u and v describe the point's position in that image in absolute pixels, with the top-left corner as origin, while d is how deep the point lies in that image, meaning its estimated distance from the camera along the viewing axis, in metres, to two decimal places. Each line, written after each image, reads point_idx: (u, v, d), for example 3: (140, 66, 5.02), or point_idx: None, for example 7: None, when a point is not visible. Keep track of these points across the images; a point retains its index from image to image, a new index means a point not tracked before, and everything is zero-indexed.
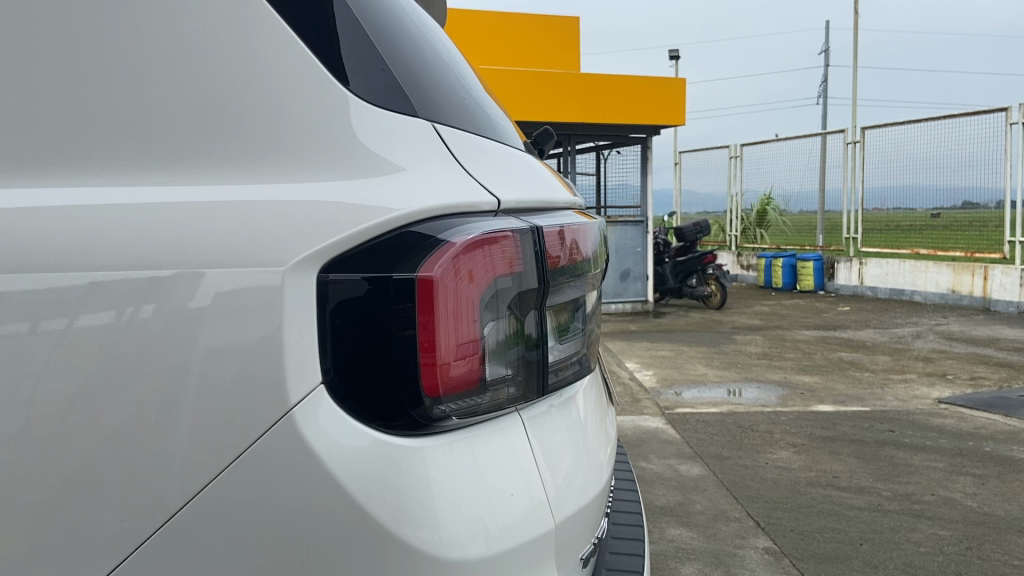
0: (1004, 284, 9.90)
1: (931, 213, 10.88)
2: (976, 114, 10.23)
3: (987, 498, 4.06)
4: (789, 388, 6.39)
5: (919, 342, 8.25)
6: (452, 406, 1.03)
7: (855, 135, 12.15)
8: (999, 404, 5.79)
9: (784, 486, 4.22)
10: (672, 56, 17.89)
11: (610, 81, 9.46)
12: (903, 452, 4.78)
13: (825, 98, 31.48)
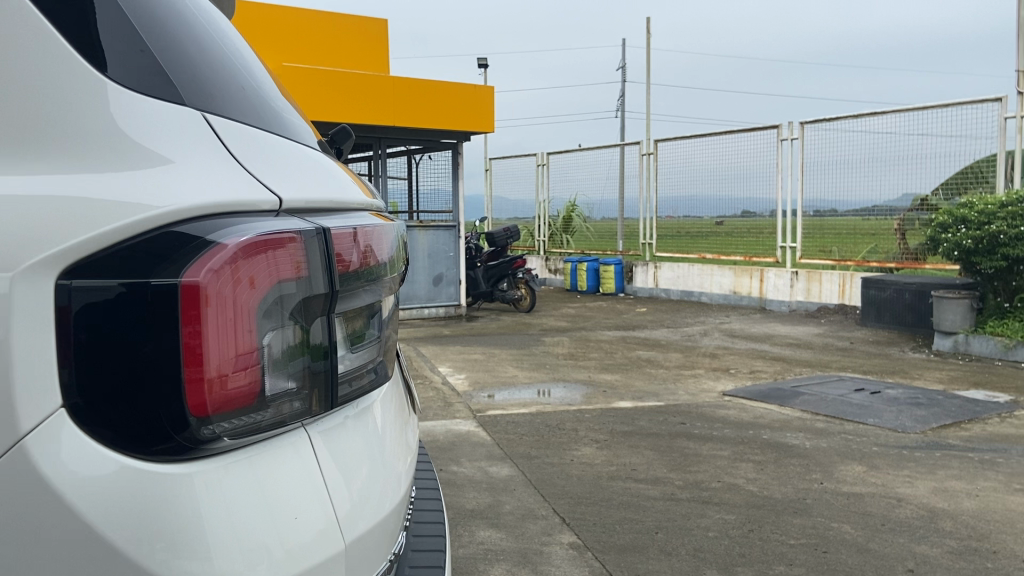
0: (777, 286, 11.05)
1: (716, 220, 11.91)
2: (753, 131, 11.27)
3: (765, 482, 4.45)
4: (592, 387, 6.68)
5: (707, 339, 8.95)
6: (223, 426, 0.95)
7: (649, 147, 12.97)
8: (773, 395, 6.40)
9: (588, 482, 4.39)
10: (481, 64, 18.21)
11: (419, 85, 9.44)
12: (693, 442, 5.15)
13: (623, 115, 33.52)
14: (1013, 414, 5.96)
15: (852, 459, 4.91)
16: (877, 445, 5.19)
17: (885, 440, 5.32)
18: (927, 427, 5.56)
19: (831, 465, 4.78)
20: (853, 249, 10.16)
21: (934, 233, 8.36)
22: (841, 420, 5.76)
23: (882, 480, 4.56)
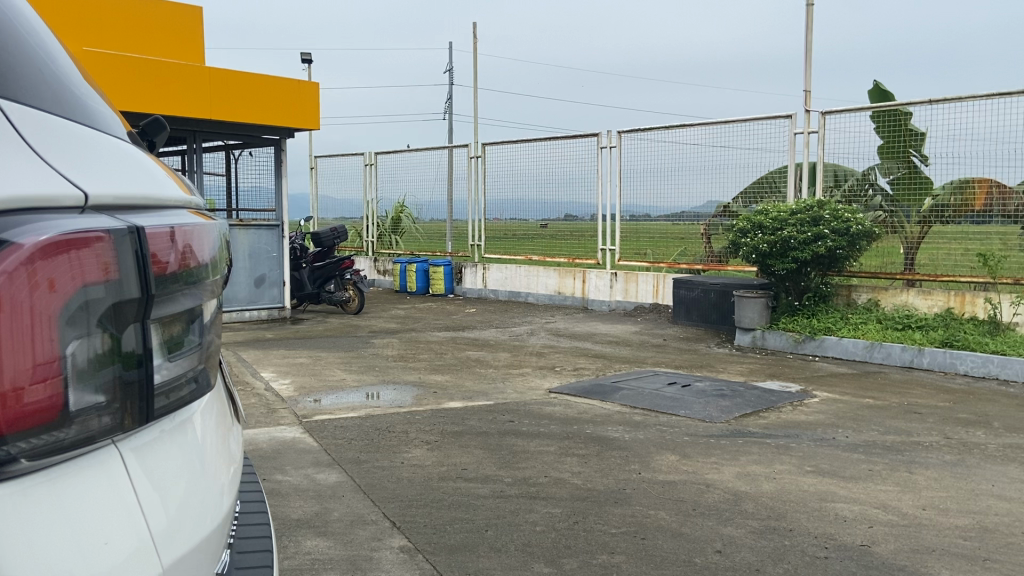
0: (597, 286, 11.60)
1: (540, 224, 12.20)
2: (576, 138, 11.73)
3: (589, 475, 4.65)
4: (422, 388, 6.66)
5: (533, 338, 9.21)
6: (20, 446, 0.85)
7: (477, 150, 13.15)
8: (595, 390, 6.70)
9: (417, 484, 4.37)
10: (304, 59, 17.61)
11: (239, 78, 9.00)
12: (521, 440, 5.27)
13: (451, 115, 33.70)
14: (803, 402, 6.61)
15: (667, 449, 5.23)
16: (688, 435, 5.57)
17: (695, 430, 5.72)
18: (731, 417, 6.04)
19: (648, 455, 5.07)
20: (665, 251, 10.84)
21: (736, 237, 9.10)
22: (656, 412, 6.12)
23: (694, 468, 4.90)
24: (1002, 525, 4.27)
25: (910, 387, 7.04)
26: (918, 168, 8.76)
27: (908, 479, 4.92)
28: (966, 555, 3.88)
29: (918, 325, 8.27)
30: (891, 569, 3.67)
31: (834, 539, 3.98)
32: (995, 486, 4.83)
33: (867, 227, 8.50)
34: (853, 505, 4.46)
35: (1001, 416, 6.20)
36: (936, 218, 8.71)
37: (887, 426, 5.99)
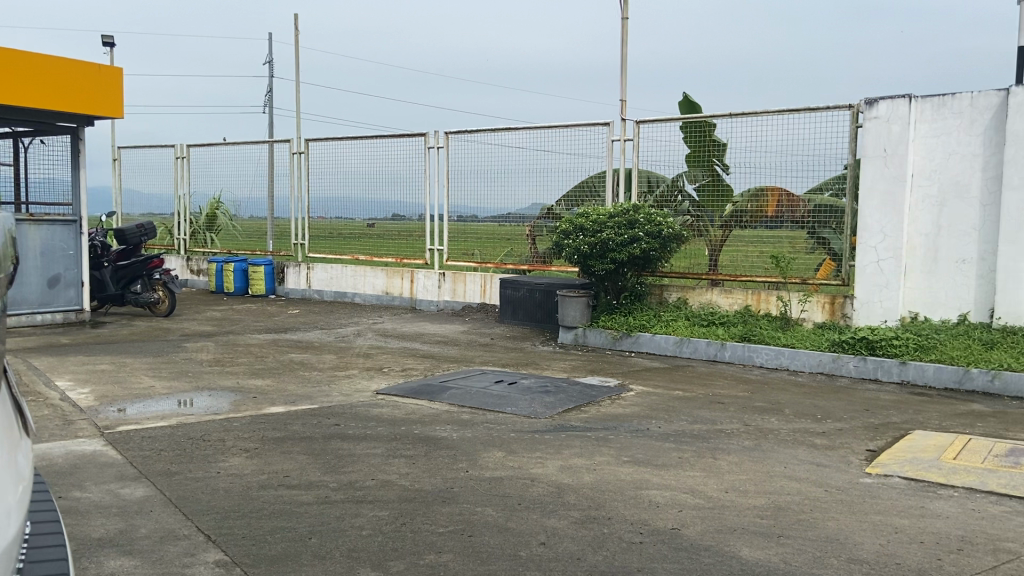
0: (426, 286, 11.67)
1: (367, 223, 11.92)
2: (403, 138, 11.66)
3: (416, 475, 4.63)
4: (241, 393, 6.35)
5: (359, 339, 9.05)
6: None
7: (299, 146, 12.69)
8: (423, 391, 6.68)
9: (235, 494, 4.16)
10: (106, 41, 16.23)
11: (31, 59, 8.14)
12: (347, 443, 5.16)
13: (271, 110, 32.48)
14: (620, 396, 6.96)
15: (493, 446, 5.32)
16: (514, 431, 5.70)
17: (521, 426, 5.86)
18: (554, 412, 6.25)
19: (475, 453, 5.13)
20: (492, 252, 10.98)
21: (559, 239, 9.42)
22: (483, 411, 6.21)
23: (519, 463, 5.02)
24: (792, 503, 4.73)
25: (715, 379, 7.63)
26: (721, 176, 9.40)
27: (713, 465, 5.33)
28: (762, 533, 4.27)
29: (721, 321, 8.97)
30: (699, 550, 3.97)
31: (649, 525, 4.24)
32: (786, 467, 5.34)
33: (677, 230, 9.11)
34: (666, 492, 4.77)
35: (791, 403, 6.86)
36: (735, 223, 9.45)
37: (695, 416, 6.45)
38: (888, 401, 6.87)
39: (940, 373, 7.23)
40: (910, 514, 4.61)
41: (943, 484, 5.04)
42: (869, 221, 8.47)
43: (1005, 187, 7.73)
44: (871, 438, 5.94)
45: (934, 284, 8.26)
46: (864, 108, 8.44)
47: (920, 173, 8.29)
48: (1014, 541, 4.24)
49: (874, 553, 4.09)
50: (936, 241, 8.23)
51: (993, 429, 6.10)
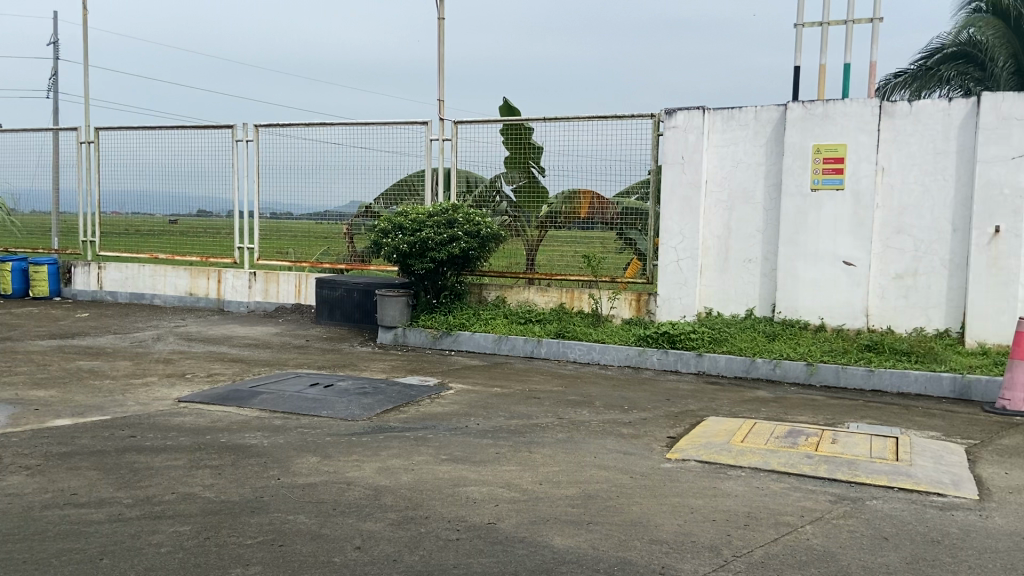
0: (234, 286, 11.12)
1: (168, 219, 11.15)
2: (209, 129, 11.04)
3: (223, 486, 4.39)
4: (20, 406, 5.72)
5: (160, 344, 8.45)
6: None
7: (88, 135, 11.65)
8: (231, 397, 6.36)
9: (12, 516, 3.75)
10: None
11: None
12: (145, 456, 4.80)
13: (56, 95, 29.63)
14: (439, 395, 6.99)
15: (306, 451, 5.16)
16: (329, 435, 5.57)
17: (336, 429, 5.74)
18: (371, 414, 6.16)
19: (286, 460, 4.95)
20: (307, 250, 10.68)
21: (377, 238, 9.30)
22: (296, 415, 6.01)
23: (334, 467, 4.91)
24: (601, 491, 4.98)
25: (531, 375, 7.86)
26: (536, 178, 9.68)
27: (528, 458, 5.49)
28: (572, 521, 4.46)
29: (537, 319, 9.28)
30: (513, 542, 4.08)
31: (465, 521, 4.30)
32: (595, 457, 5.61)
33: (495, 230, 9.31)
34: (482, 487, 4.85)
35: (601, 395, 7.21)
36: (550, 223, 9.78)
37: (511, 411, 6.61)
38: (687, 391, 7.40)
39: (731, 363, 7.89)
40: (704, 494, 5.00)
41: (733, 465, 5.50)
42: (669, 224, 9.08)
43: (784, 194, 8.57)
44: (672, 426, 6.37)
45: (726, 281, 9.01)
46: (664, 117, 9.03)
47: (713, 179, 9.00)
48: (791, 514, 4.72)
49: (673, 533, 4.40)
50: (727, 242, 8.98)
51: (775, 412, 6.74)
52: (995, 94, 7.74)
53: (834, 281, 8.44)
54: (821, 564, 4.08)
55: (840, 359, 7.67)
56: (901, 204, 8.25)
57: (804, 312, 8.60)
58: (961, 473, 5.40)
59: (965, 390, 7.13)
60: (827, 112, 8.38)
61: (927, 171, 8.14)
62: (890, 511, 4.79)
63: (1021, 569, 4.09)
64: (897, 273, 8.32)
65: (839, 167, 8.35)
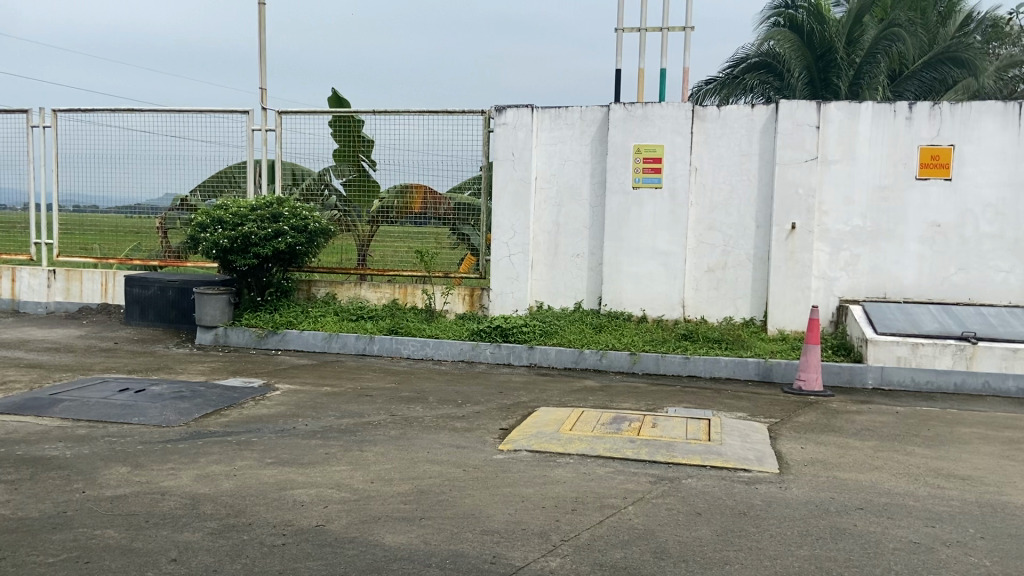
0: (31, 286, 10.12)
1: None
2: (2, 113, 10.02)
3: (20, 502, 4.04)
4: None
5: None
6: None
7: None
8: (28, 406, 5.79)
9: None
10: None
11: None
12: None
13: None
14: (264, 396, 6.70)
15: (116, 462, 4.79)
16: (142, 443, 5.20)
17: (150, 437, 5.36)
18: (189, 419, 5.81)
19: (93, 471, 4.58)
20: (115, 246, 9.93)
21: (195, 232, 8.77)
22: (103, 424, 5.56)
23: (147, 477, 4.59)
24: (433, 486, 4.97)
25: (362, 373, 7.71)
26: (367, 172, 9.56)
27: (359, 457, 5.38)
28: (404, 518, 4.42)
29: (369, 315, 9.12)
30: (343, 543, 3.99)
31: (292, 525, 4.15)
32: (428, 452, 5.60)
33: (323, 225, 9.06)
34: (311, 489, 4.70)
35: (434, 391, 7.21)
36: (383, 218, 9.69)
37: (342, 410, 6.45)
38: (518, 383, 7.56)
39: (560, 355, 8.14)
40: (534, 483, 5.12)
41: (561, 453, 5.67)
42: (501, 219, 9.23)
43: (608, 191, 8.94)
44: (503, 418, 6.47)
45: (555, 276, 9.29)
46: (494, 114, 9.16)
47: (542, 176, 9.25)
48: (615, 497, 4.94)
49: (504, 523, 4.47)
50: (556, 238, 9.26)
51: (601, 401, 7.03)
52: (791, 103, 8.49)
53: (654, 274, 8.92)
54: (642, 542, 4.30)
55: (660, 348, 8.13)
56: (712, 202, 8.86)
57: (627, 304, 9.02)
58: (764, 450, 5.88)
59: (768, 373, 7.77)
60: (646, 114, 8.83)
61: (734, 171, 8.79)
62: (703, 488, 5.13)
63: (813, 533, 4.52)
64: (709, 266, 8.93)
65: (657, 166, 8.83)
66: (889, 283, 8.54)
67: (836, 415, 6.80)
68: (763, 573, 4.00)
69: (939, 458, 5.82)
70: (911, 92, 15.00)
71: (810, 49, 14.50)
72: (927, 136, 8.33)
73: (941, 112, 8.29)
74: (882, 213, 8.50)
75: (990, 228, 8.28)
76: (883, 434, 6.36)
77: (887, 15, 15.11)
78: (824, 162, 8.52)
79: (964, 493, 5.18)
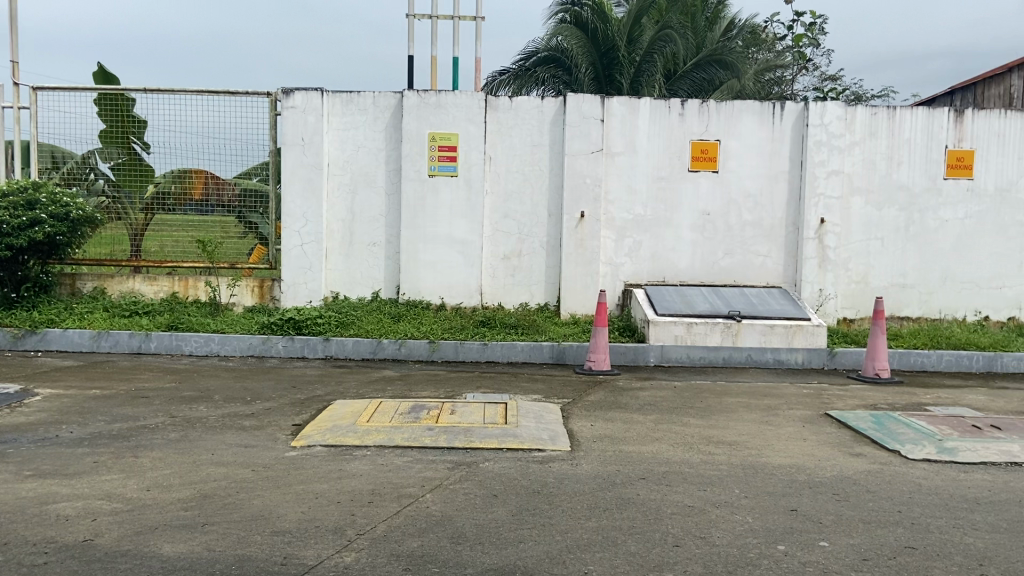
0: None
1: None
2: None
3: None
4: None
5: None
6: None
7: None
8: None
9: None
10: None
11: None
12: None
13: None
14: (21, 402, 5.98)
15: None
16: None
17: None
18: None
19: None
20: None
21: None
22: None
23: None
24: (218, 489, 4.66)
25: (138, 373, 7.10)
26: (138, 155, 8.84)
27: (134, 463, 4.94)
28: (185, 525, 4.11)
29: (145, 310, 8.40)
30: (114, 558, 3.65)
31: (53, 543, 3.73)
32: (213, 454, 5.25)
33: (88, 213, 8.23)
34: (77, 501, 4.26)
35: (220, 389, 6.78)
36: (158, 206, 8.98)
37: (115, 414, 5.90)
38: (313, 376, 7.30)
39: (358, 346, 7.96)
40: (329, 478, 4.96)
41: (357, 445, 5.54)
42: (292, 207, 8.85)
43: (404, 178, 8.86)
44: (297, 413, 6.22)
45: (351, 264, 9.07)
46: (282, 96, 8.79)
47: (334, 162, 8.99)
48: (413, 486, 4.90)
49: (296, 522, 4.29)
50: (351, 226, 9.04)
51: (399, 390, 6.96)
52: (577, 95, 8.87)
53: (452, 263, 8.99)
54: (439, 528, 4.30)
55: (458, 335, 8.20)
56: (507, 191, 9.04)
57: (425, 292, 9.02)
58: (557, 429, 6.10)
59: (561, 355, 8.09)
60: (440, 102, 8.85)
61: (526, 161, 9.02)
62: (499, 470, 5.24)
63: (600, 505, 4.75)
64: (506, 254, 9.13)
65: (452, 155, 8.90)
66: (667, 267, 9.19)
67: (622, 392, 7.22)
68: (554, 547, 4.15)
69: (710, 427, 6.35)
70: (685, 91, 16.11)
71: (595, 44, 15.20)
72: (697, 131, 9.03)
73: (708, 109, 9.02)
74: (660, 202, 9.13)
75: (751, 216, 9.16)
76: (662, 408, 6.84)
77: (663, 18, 16.13)
78: (609, 153, 8.99)
79: (731, 457, 5.69)
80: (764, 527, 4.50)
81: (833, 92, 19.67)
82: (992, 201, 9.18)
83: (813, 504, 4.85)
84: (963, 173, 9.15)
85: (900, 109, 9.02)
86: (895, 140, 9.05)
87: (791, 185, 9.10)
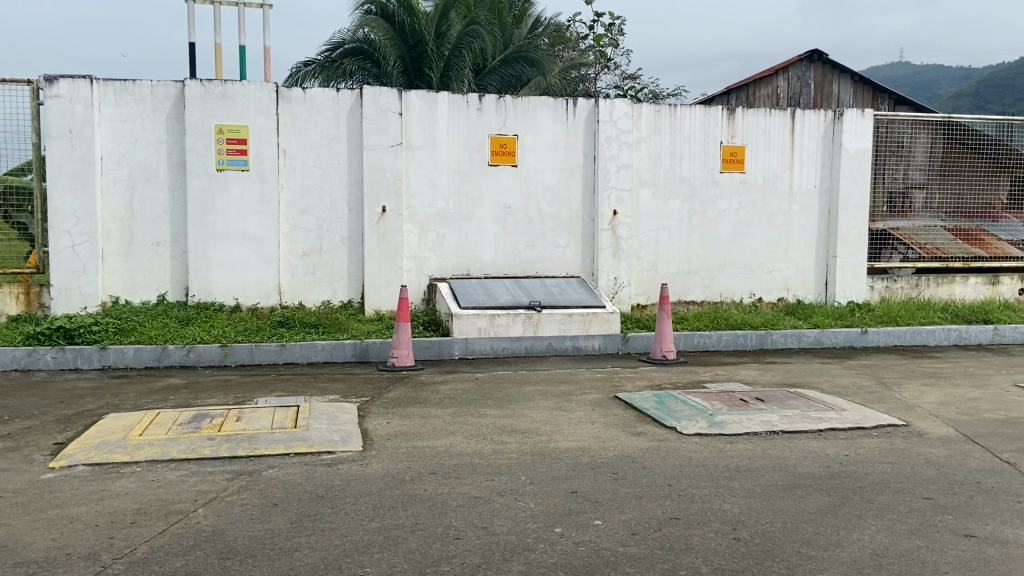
0: None
1: None
2: None
3: None
4: None
5: None
6: None
7: None
8: None
9: None
10: None
11: None
12: None
13: None
14: None
15: None
16: None
17: None
18: None
19: None
20: None
21: None
22: None
23: None
24: None
25: None
26: None
27: None
28: None
29: None
30: None
31: None
32: None
33: None
34: None
35: None
36: None
37: None
38: (85, 389, 6.70)
39: (140, 353, 7.41)
40: (89, 499, 4.56)
41: (126, 462, 5.14)
42: (59, 205, 8.08)
43: (189, 173, 8.34)
44: (61, 431, 5.68)
45: (132, 266, 8.44)
46: (44, 84, 7.99)
47: (108, 156, 8.32)
48: (185, 501, 4.60)
49: (43, 550, 3.90)
50: (130, 225, 8.39)
51: (182, 399, 6.54)
52: (374, 88, 8.74)
53: (246, 262, 8.58)
54: (208, 544, 4.07)
55: (252, 338, 7.83)
56: (302, 185, 8.74)
57: (218, 294, 8.54)
58: (350, 430, 5.97)
59: (363, 352, 7.94)
60: (227, 92, 8.40)
61: (323, 155, 8.76)
62: (284, 477, 5.04)
63: (386, 504, 4.69)
64: (304, 251, 8.82)
65: (242, 148, 8.47)
66: (470, 261, 9.28)
67: (422, 387, 7.19)
68: (332, 552, 4.05)
69: (505, 416, 6.47)
70: (494, 86, 16.42)
71: (402, 38, 15.21)
72: (495, 126, 9.17)
73: (504, 105, 9.18)
74: (461, 197, 9.18)
75: (549, 209, 9.44)
76: (462, 401, 6.88)
77: (470, 12, 16.33)
78: (408, 147, 8.92)
79: (521, 444, 5.83)
80: (545, 511, 4.63)
81: (633, 90, 20.68)
82: (761, 192, 9.97)
83: (593, 484, 5.05)
84: (736, 167, 9.86)
85: (681, 109, 9.61)
86: (677, 137, 9.65)
87: (584, 179, 9.47)
